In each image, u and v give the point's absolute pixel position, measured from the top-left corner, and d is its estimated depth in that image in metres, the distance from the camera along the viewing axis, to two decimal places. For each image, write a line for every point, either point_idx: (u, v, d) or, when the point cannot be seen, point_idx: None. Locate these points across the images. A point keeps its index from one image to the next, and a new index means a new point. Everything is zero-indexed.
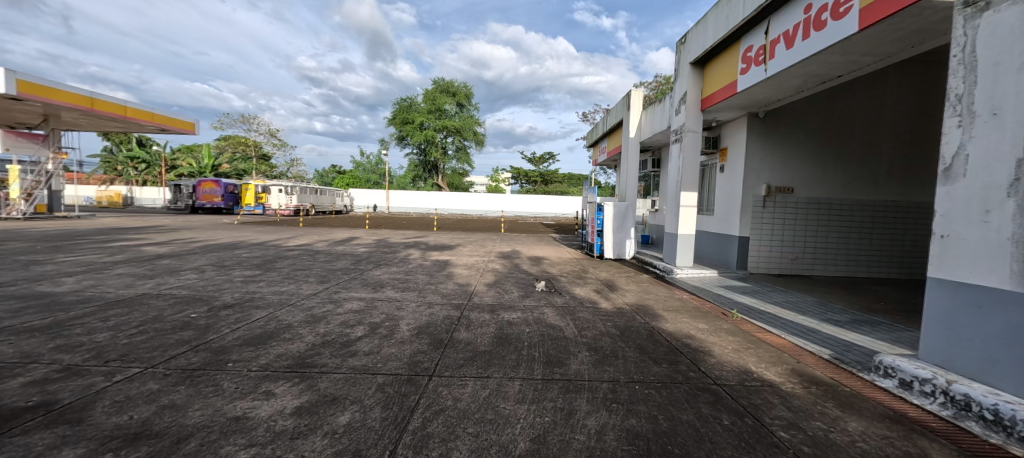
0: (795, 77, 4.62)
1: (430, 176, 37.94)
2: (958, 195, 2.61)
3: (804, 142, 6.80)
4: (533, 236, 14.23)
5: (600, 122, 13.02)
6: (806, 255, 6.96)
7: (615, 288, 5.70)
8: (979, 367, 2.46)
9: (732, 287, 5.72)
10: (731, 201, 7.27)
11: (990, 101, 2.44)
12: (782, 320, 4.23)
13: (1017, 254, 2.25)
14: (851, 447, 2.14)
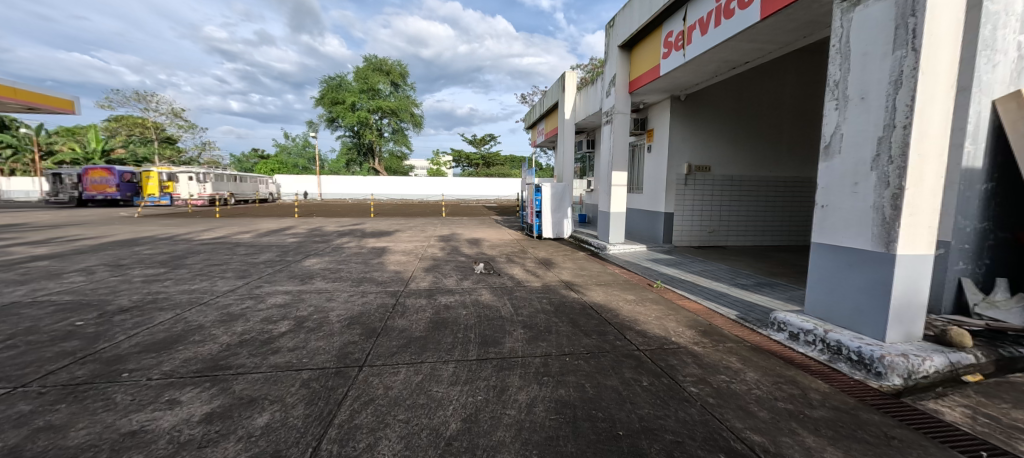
0: (710, 62, 4.94)
1: (367, 160, 35.98)
2: (835, 169, 2.97)
3: (719, 123, 7.37)
4: (475, 218, 14.13)
5: (537, 103, 13.14)
6: (721, 227, 7.64)
7: (553, 266, 5.87)
8: (850, 316, 2.87)
9: (660, 259, 6.17)
10: (657, 180, 7.73)
11: (860, 87, 2.78)
12: (699, 286, 4.65)
13: (878, 219, 2.64)
14: (747, 395, 2.47)
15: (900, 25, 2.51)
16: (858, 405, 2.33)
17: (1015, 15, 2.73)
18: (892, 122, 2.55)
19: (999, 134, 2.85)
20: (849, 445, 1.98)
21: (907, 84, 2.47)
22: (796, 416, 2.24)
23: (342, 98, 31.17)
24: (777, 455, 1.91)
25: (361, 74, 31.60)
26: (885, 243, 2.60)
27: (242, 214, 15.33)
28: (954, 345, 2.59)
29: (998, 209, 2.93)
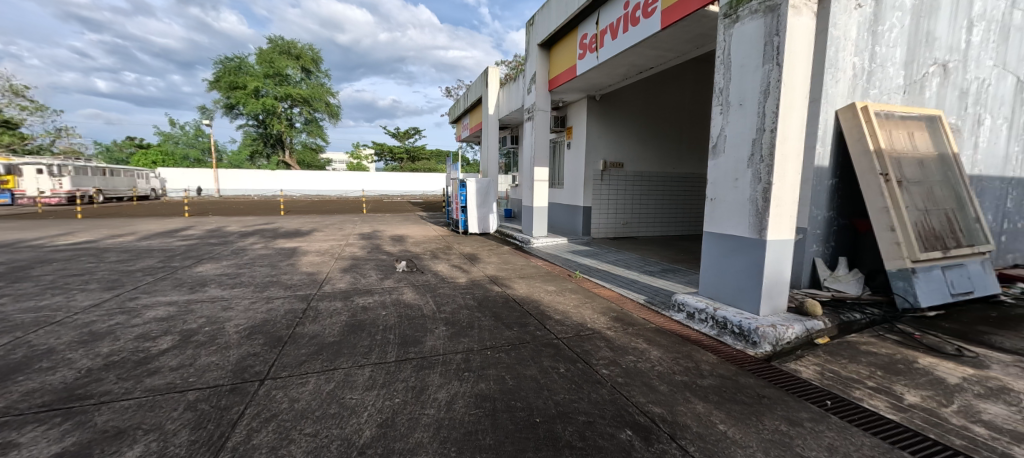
0: (621, 65, 5.29)
1: (276, 152, 32.60)
2: (720, 167, 3.37)
3: (629, 123, 7.97)
4: (400, 215, 13.63)
5: (461, 96, 12.98)
6: (633, 219, 8.29)
7: (479, 261, 5.89)
8: (734, 295, 3.30)
9: (581, 251, 6.53)
10: (576, 175, 8.15)
11: (739, 95, 3.18)
12: (613, 275, 5.02)
13: (753, 210, 3.06)
14: (651, 372, 2.72)
15: (768, 43, 2.92)
16: (739, 372, 2.70)
17: (852, 40, 3.22)
18: (763, 126, 2.97)
19: (841, 139, 3.42)
20: (731, 407, 2.31)
21: (773, 93, 2.89)
22: (690, 386, 2.53)
23: (244, 82, 27.80)
24: (673, 424, 2.14)
25: (265, 57, 28.69)
26: (758, 231, 3.02)
27: (113, 214, 12.93)
28: (809, 314, 3.12)
29: (840, 200, 3.56)
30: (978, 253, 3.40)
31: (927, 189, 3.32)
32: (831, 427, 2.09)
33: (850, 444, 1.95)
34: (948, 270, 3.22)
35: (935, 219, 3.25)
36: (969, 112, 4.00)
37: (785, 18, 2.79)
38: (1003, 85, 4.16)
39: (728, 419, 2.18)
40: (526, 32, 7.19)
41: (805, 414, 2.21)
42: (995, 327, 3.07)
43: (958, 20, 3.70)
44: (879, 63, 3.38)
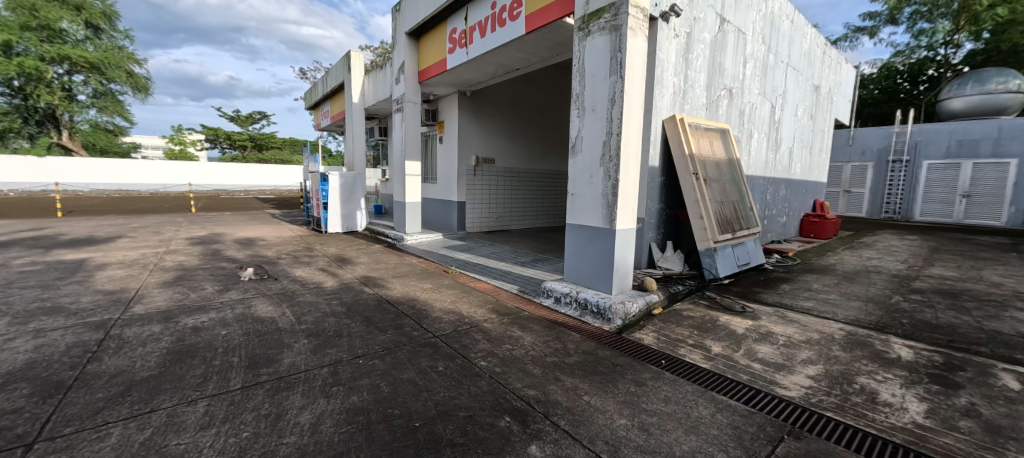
0: (490, 64, 5.47)
1: (43, 132, 23.99)
2: (578, 165, 3.75)
3: (499, 120, 8.34)
4: (247, 214, 11.58)
5: (320, 80, 11.67)
6: (505, 214, 8.74)
7: (350, 263, 5.42)
8: (592, 278, 3.73)
9: (462, 246, 6.60)
10: (449, 170, 8.18)
11: (592, 101, 3.58)
12: (488, 268, 5.21)
13: (605, 203, 3.50)
14: (525, 357, 2.90)
15: (614, 57, 3.35)
16: (598, 345, 3.10)
17: (672, 63, 3.94)
18: (611, 130, 3.41)
19: (666, 144, 4.16)
20: (593, 378, 2.63)
21: (618, 102, 3.34)
22: (558, 366, 2.78)
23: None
24: (545, 403, 2.32)
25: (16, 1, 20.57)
26: (609, 221, 3.48)
27: None
28: (647, 289, 3.75)
29: (666, 194, 4.34)
30: (752, 233, 4.55)
31: (721, 185, 4.30)
32: (667, 382, 2.58)
33: (679, 394, 2.46)
34: (735, 247, 4.25)
35: (727, 209, 4.22)
36: (744, 128, 5.31)
37: (624, 38, 3.24)
38: (762, 108, 5.67)
39: (591, 390, 2.47)
40: (392, 17, 6.83)
41: (648, 374, 2.68)
42: (760, 286, 4.21)
43: (737, 57, 4.87)
44: (690, 84, 4.23)
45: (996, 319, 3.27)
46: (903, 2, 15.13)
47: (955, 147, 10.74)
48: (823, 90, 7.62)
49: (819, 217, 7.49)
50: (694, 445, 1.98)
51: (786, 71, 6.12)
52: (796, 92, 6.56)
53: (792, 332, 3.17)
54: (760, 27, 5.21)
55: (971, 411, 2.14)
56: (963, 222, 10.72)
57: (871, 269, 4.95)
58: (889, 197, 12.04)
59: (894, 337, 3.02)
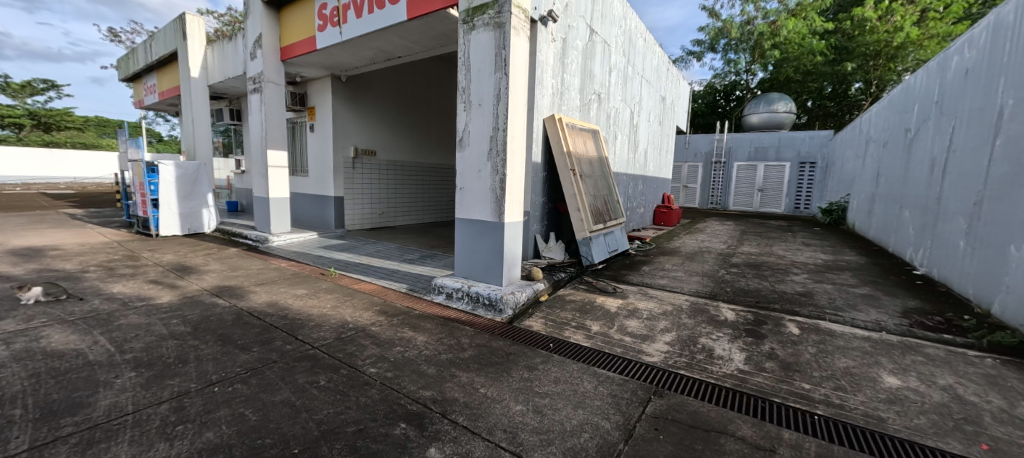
0: (368, 48, 5.08)
1: None
2: (466, 159, 3.74)
3: (380, 109, 7.85)
4: (22, 216, 8.52)
5: (140, 44, 9.28)
6: (390, 209, 8.29)
7: (194, 272, 4.45)
8: (483, 272, 3.79)
9: (344, 245, 6.03)
10: (323, 162, 7.40)
11: (479, 96, 3.59)
12: (373, 267, 4.88)
13: (493, 197, 3.57)
14: (419, 358, 2.80)
15: (498, 54, 3.40)
16: (491, 336, 3.17)
17: (551, 66, 4.21)
18: (497, 126, 3.48)
19: (547, 141, 4.44)
20: (488, 370, 2.68)
21: (503, 98, 3.41)
22: (453, 363, 2.75)
23: None
24: (442, 402, 2.27)
25: None
26: (498, 215, 3.56)
27: None
28: (534, 278, 3.97)
29: (547, 188, 4.65)
30: (619, 223, 5.20)
31: (594, 181, 4.80)
32: (555, 364, 2.78)
33: (567, 373, 2.68)
34: (606, 236, 4.81)
35: (599, 202, 4.74)
36: (610, 130, 6.03)
37: (508, 36, 3.32)
38: (624, 113, 6.52)
39: (487, 382, 2.52)
40: None
41: (538, 359, 2.84)
42: (627, 269, 4.86)
43: (604, 66, 5.48)
44: (566, 87, 4.59)
45: (780, 282, 4.41)
46: (718, 34, 19.01)
47: (753, 153, 14.11)
48: (668, 101, 9.14)
49: (666, 207, 8.83)
50: (582, 418, 2.19)
51: (641, 82, 7.15)
52: (649, 101, 7.72)
53: (652, 306, 3.75)
54: (621, 42, 5.95)
55: (770, 355, 2.86)
56: (759, 209, 14.29)
57: (703, 249, 6.16)
58: (712, 189, 15.07)
59: (721, 302, 3.82)
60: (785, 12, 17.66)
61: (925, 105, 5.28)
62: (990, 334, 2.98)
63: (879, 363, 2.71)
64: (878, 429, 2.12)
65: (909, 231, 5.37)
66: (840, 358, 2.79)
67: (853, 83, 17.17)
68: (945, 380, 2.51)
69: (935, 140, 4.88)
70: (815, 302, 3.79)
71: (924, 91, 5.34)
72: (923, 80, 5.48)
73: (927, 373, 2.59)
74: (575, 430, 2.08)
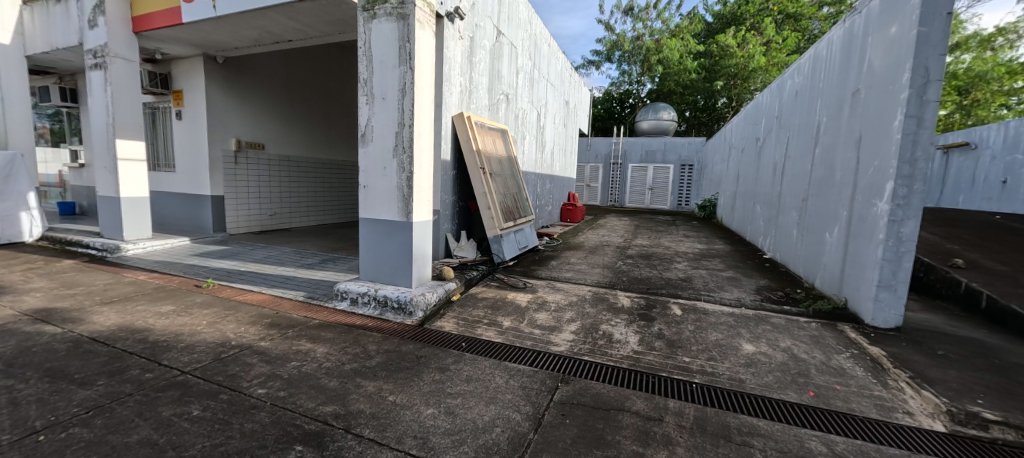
0: (250, 27, 4.56)
1: None
2: (369, 155, 3.53)
3: (270, 98, 7.08)
4: None
5: None
6: (284, 209, 7.50)
7: (4, 294, 3.45)
8: (391, 274, 3.61)
9: (227, 252, 5.27)
10: (195, 155, 6.40)
11: (381, 89, 3.41)
12: (262, 276, 4.33)
13: (400, 195, 3.43)
14: (318, 372, 2.53)
15: (401, 47, 3.27)
16: (401, 340, 3.03)
17: (459, 64, 4.20)
18: (402, 121, 3.34)
19: (456, 139, 4.43)
20: (396, 376, 2.54)
21: (408, 93, 3.28)
22: (358, 373, 2.54)
23: None
24: (345, 417, 2.08)
25: None
26: (405, 214, 3.43)
27: None
28: (446, 278, 3.91)
29: (458, 187, 4.64)
30: (528, 220, 5.41)
31: (503, 179, 4.91)
32: (467, 362, 2.75)
33: (478, 371, 2.66)
34: (516, 233, 4.96)
35: (509, 200, 4.87)
36: (518, 130, 6.24)
37: (413, 29, 3.21)
38: (531, 115, 6.81)
39: (395, 390, 2.38)
40: None
41: (449, 359, 2.78)
42: (536, 264, 5.06)
43: (511, 67, 5.66)
44: (475, 85, 4.63)
45: (666, 270, 5.00)
46: (614, 46, 21.85)
47: (645, 155, 15.86)
48: (571, 106, 9.80)
49: (571, 204, 9.46)
50: (493, 414, 2.20)
51: (546, 86, 7.55)
52: (553, 104, 8.19)
53: (559, 297, 3.96)
54: (526, 46, 6.21)
55: (658, 335, 3.21)
56: (649, 206, 16.05)
57: (604, 243, 6.70)
58: (611, 188, 16.55)
59: (618, 290, 4.20)
60: (667, 32, 20.54)
61: (769, 120, 6.45)
62: (814, 303, 3.74)
63: (740, 334, 3.22)
64: (738, 389, 2.51)
65: (760, 223, 6.51)
66: (713, 332, 3.25)
67: (719, 98, 20.06)
68: (786, 343, 3.09)
69: (776, 148, 5.99)
70: (692, 286, 4.37)
71: (768, 108, 6.53)
72: (767, 99, 6.69)
73: (774, 339, 3.15)
74: (486, 426, 2.07)
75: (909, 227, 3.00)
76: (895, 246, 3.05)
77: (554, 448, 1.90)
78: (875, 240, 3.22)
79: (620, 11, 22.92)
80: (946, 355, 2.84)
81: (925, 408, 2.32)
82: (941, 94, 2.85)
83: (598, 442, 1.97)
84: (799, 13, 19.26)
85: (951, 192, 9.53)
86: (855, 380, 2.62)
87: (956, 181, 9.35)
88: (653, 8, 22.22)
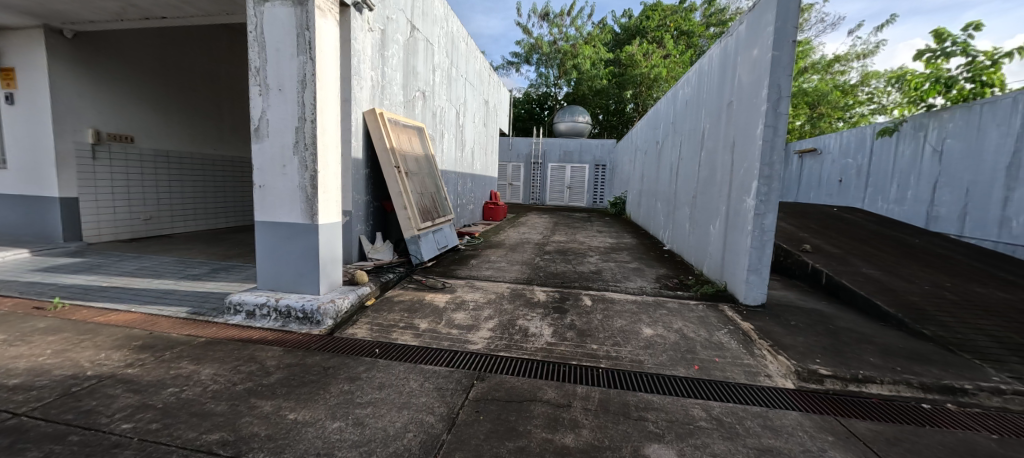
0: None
1: None
2: (265, 151, 3.21)
3: (139, 83, 6.08)
4: None
5: None
6: (162, 213, 6.48)
7: None
8: (295, 281, 3.33)
9: (81, 265, 4.39)
10: (34, 149, 5.23)
11: (277, 80, 3.11)
12: (130, 292, 3.67)
13: (303, 196, 3.17)
14: (203, 396, 2.20)
15: (300, 34, 3.01)
16: (307, 352, 2.80)
17: (368, 57, 4.07)
18: (304, 116, 3.08)
19: (368, 136, 4.27)
20: (298, 391, 2.30)
21: (309, 85, 3.04)
22: (253, 393, 2.25)
23: None
24: (235, 443, 1.82)
25: None
26: (310, 216, 3.18)
27: None
28: (359, 282, 3.71)
29: (371, 187, 4.47)
30: (448, 219, 5.39)
31: (421, 178, 4.82)
32: (380, 369, 2.62)
33: (391, 376, 2.55)
34: (435, 233, 4.89)
35: (426, 199, 4.79)
36: (437, 128, 6.17)
37: (313, 16, 2.97)
38: (449, 113, 6.77)
39: (296, 406, 2.15)
40: None
41: (361, 367, 2.63)
42: (456, 264, 5.04)
43: (427, 64, 5.58)
44: (387, 81, 4.50)
45: (580, 264, 5.32)
46: (532, 49, 23.08)
47: (563, 155, 16.70)
48: (491, 105, 9.94)
49: (493, 204, 9.62)
50: (406, 419, 2.11)
51: (465, 85, 7.56)
52: (473, 104, 8.23)
53: (478, 296, 4.00)
54: (443, 43, 6.17)
55: (571, 326, 3.40)
56: (568, 204, 16.93)
57: (524, 240, 6.91)
58: (532, 187, 17.18)
59: (534, 285, 4.37)
60: (581, 40, 22.13)
61: (666, 126, 7.22)
62: (702, 288, 4.27)
63: (642, 319, 3.56)
64: (640, 370, 2.76)
65: (660, 218, 7.26)
66: (618, 319, 3.54)
67: (627, 103, 21.54)
68: (678, 324, 3.48)
69: (671, 151, 6.72)
70: (602, 278, 4.71)
71: (665, 115, 7.30)
72: (664, 107, 7.47)
73: (669, 321, 3.53)
74: (398, 433, 1.98)
75: (769, 219, 3.56)
76: (760, 235, 3.61)
77: (467, 446, 1.89)
78: (745, 231, 3.77)
79: (537, 15, 23.83)
80: (796, 325, 3.44)
81: (780, 370, 2.79)
82: (788, 108, 3.44)
83: (510, 433, 2.01)
84: (691, 31, 21.64)
85: (803, 190, 11.61)
86: (730, 351, 3.05)
87: (806, 180, 11.40)
88: (568, 15, 23.46)
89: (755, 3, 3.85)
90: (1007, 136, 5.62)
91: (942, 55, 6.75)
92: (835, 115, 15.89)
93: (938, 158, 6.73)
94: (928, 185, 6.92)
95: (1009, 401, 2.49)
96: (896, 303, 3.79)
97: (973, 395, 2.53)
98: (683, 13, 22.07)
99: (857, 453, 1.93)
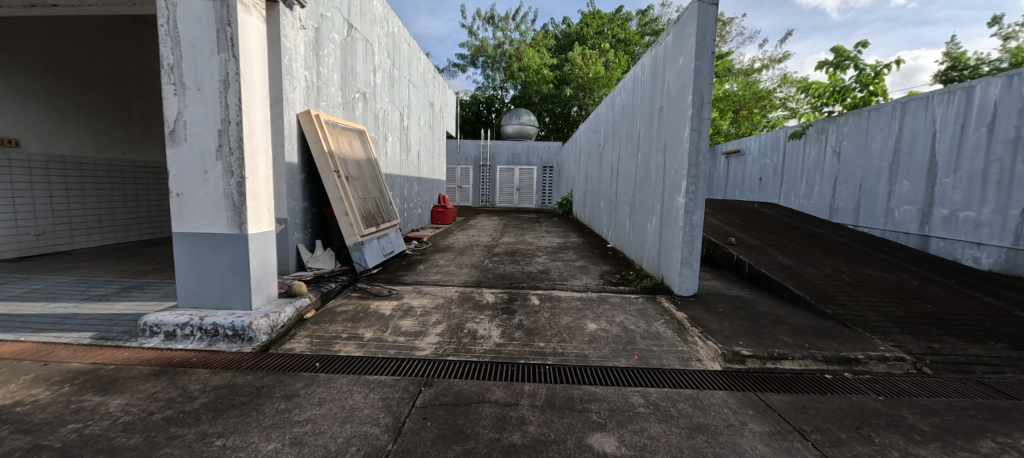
0: None
1: None
2: (182, 157, 2.94)
3: (23, 78, 5.30)
4: None
5: None
6: (58, 226, 5.65)
7: None
8: (222, 296, 3.09)
9: None
10: None
11: (194, 78, 2.86)
12: (17, 319, 3.17)
13: (229, 204, 2.94)
14: (115, 428, 1.95)
15: (220, 30, 2.79)
16: (239, 371, 2.60)
17: (300, 55, 3.88)
18: (227, 117, 2.87)
19: (304, 138, 4.08)
20: (227, 415, 2.12)
21: (232, 85, 2.83)
22: (174, 421, 2.03)
23: None
24: None
25: None
26: (237, 225, 2.97)
27: None
28: (297, 294, 3.52)
29: (308, 191, 4.26)
30: (393, 225, 5.25)
31: (362, 182, 4.66)
32: (321, 383, 2.50)
33: (333, 391, 2.44)
34: (380, 239, 4.76)
35: (370, 204, 4.64)
36: (379, 131, 5.99)
37: (234, 11, 2.76)
38: (393, 115, 6.61)
39: (227, 430, 1.98)
40: None
41: (299, 383, 2.49)
42: (403, 270, 4.94)
43: (366, 64, 5.41)
44: (322, 81, 4.31)
45: (528, 265, 5.43)
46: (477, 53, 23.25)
47: (511, 158, 16.92)
48: (436, 108, 9.82)
49: (442, 207, 9.55)
50: (349, 433, 2.02)
51: (408, 87, 7.43)
52: (417, 106, 8.09)
53: (425, 301, 3.94)
54: (384, 43, 6.02)
55: (518, 326, 3.47)
56: (518, 205, 17.21)
57: (473, 243, 6.91)
58: (482, 189, 17.22)
59: (482, 288, 4.39)
60: (524, 44, 22.63)
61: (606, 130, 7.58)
62: (641, 282, 4.55)
63: (586, 315, 3.72)
64: (584, 364, 2.88)
65: (603, 218, 7.62)
66: (564, 317, 3.67)
67: (573, 106, 22.30)
68: (620, 318, 3.68)
69: (612, 153, 7.04)
70: (549, 277, 4.84)
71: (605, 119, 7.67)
72: (604, 111, 7.85)
73: (611, 316, 3.72)
74: (341, 448, 1.89)
75: (697, 216, 3.88)
76: (690, 231, 3.90)
77: (414, 453, 1.85)
78: (677, 227, 4.07)
79: (481, 19, 24.05)
80: (722, 311, 3.77)
81: (709, 354, 3.04)
82: (710, 113, 3.76)
83: (458, 436, 2.01)
84: (627, 39, 22.76)
85: (729, 187, 12.72)
86: (666, 340, 3.27)
87: (731, 179, 12.52)
88: (512, 19, 23.92)
89: (679, 16, 4.18)
90: (888, 139, 6.56)
91: (838, 67, 7.75)
92: (754, 119, 17.62)
93: (836, 158, 7.69)
94: (830, 182, 7.88)
95: (892, 366, 2.91)
96: (804, 288, 4.28)
97: (865, 363, 2.93)
98: (619, 22, 23.39)
99: (773, 423, 2.16)
